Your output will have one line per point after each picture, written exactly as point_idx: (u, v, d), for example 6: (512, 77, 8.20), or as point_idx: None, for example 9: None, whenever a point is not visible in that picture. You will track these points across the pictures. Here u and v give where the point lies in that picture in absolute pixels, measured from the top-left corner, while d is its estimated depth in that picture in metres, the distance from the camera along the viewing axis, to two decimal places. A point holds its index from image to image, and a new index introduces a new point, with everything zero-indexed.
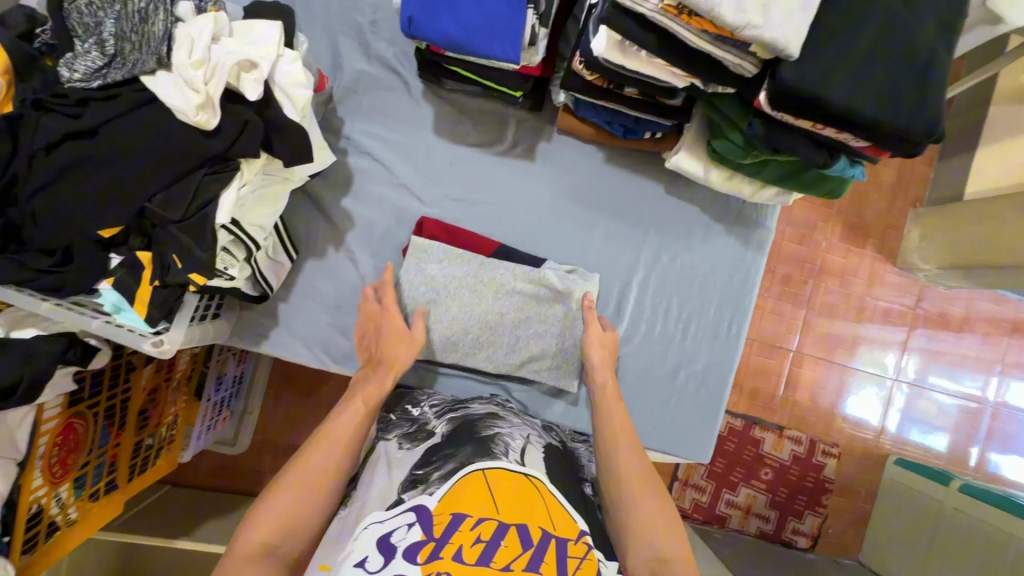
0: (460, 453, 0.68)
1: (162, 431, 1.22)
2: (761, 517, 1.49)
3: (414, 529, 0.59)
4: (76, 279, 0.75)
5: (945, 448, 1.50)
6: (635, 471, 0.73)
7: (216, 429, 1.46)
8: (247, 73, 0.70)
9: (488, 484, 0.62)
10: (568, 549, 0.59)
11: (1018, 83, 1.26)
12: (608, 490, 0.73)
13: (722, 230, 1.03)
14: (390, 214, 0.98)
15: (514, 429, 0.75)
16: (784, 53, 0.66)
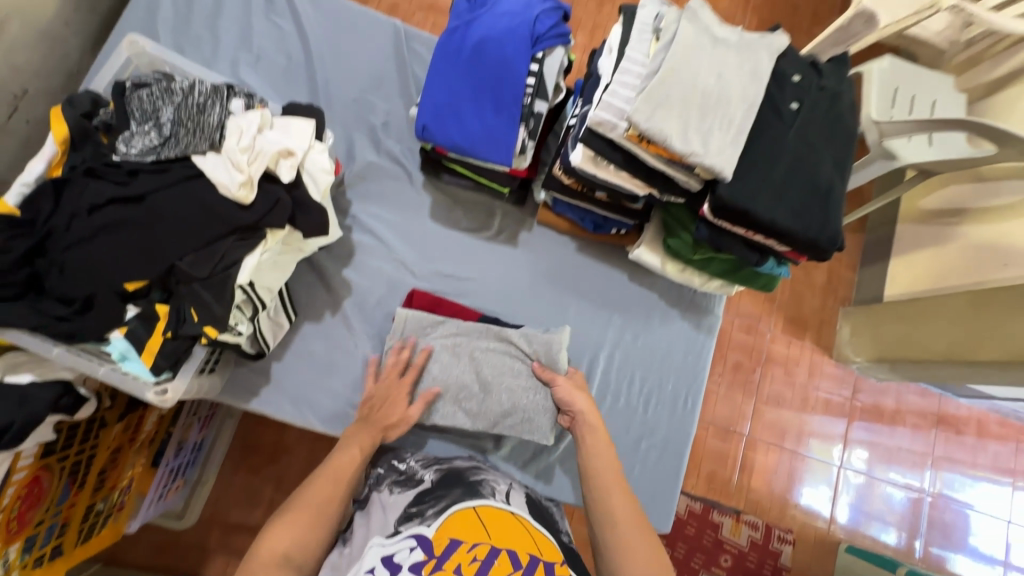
0: (451, 493, 0.79)
1: (115, 496, 1.16)
2: None
3: (416, 551, 0.71)
4: (92, 326, 0.81)
5: (895, 542, 1.60)
6: (625, 515, 0.83)
7: (167, 499, 1.39)
8: (284, 159, 0.83)
9: (479, 517, 0.75)
10: (554, 569, 0.72)
11: (915, 209, 1.53)
12: (602, 532, 0.82)
13: (678, 314, 1.18)
14: (386, 286, 1.08)
15: (499, 478, 0.88)
16: (720, 175, 0.84)
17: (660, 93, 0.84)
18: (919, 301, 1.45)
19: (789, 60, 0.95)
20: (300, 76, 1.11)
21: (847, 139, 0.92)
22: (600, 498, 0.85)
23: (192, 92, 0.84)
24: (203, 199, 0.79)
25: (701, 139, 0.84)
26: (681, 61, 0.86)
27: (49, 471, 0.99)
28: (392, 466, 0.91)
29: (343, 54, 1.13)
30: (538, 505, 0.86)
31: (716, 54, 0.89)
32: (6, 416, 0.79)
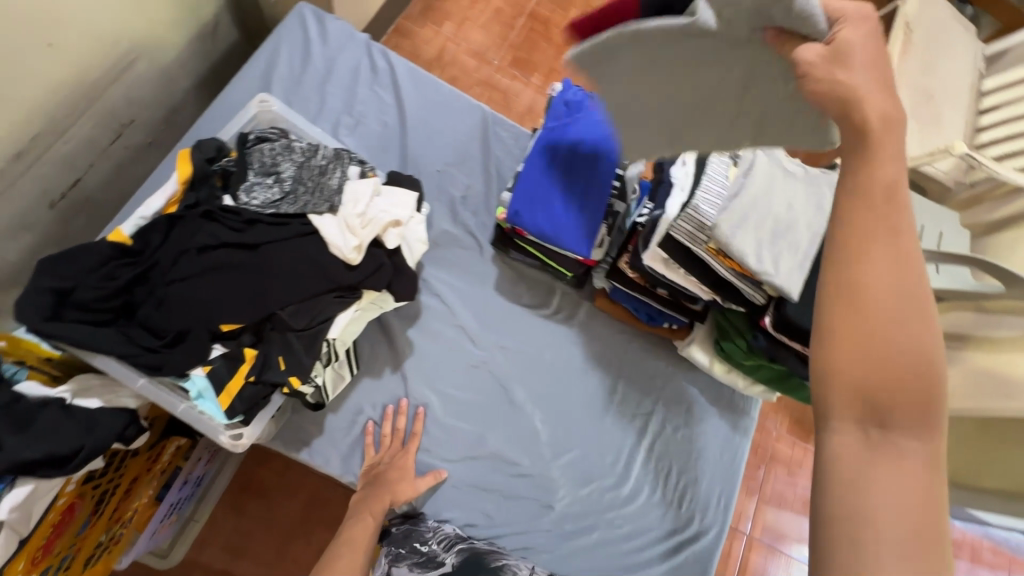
0: None
1: (117, 528, 1.07)
2: None
3: None
4: (180, 361, 0.81)
5: None
6: (887, 297, 0.45)
7: (157, 535, 1.29)
8: (392, 228, 0.89)
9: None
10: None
11: None
12: (840, 316, 0.46)
13: (715, 411, 1.22)
14: (445, 349, 1.11)
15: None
16: (788, 294, 0.92)
17: (739, 214, 0.93)
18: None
19: None
20: (393, 144, 1.20)
21: None
22: (853, 270, 0.46)
23: (313, 155, 0.91)
24: (314, 255, 0.84)
25: (773, 259, 0.92)
26: (756, 187, 0.96)
27: (81, 499, 0.96)
28: (413, 547, 0.96)
29: (433, 129, 1.22)
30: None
31: (786, 183, 0.99)
32: (76, 441, 0.79)
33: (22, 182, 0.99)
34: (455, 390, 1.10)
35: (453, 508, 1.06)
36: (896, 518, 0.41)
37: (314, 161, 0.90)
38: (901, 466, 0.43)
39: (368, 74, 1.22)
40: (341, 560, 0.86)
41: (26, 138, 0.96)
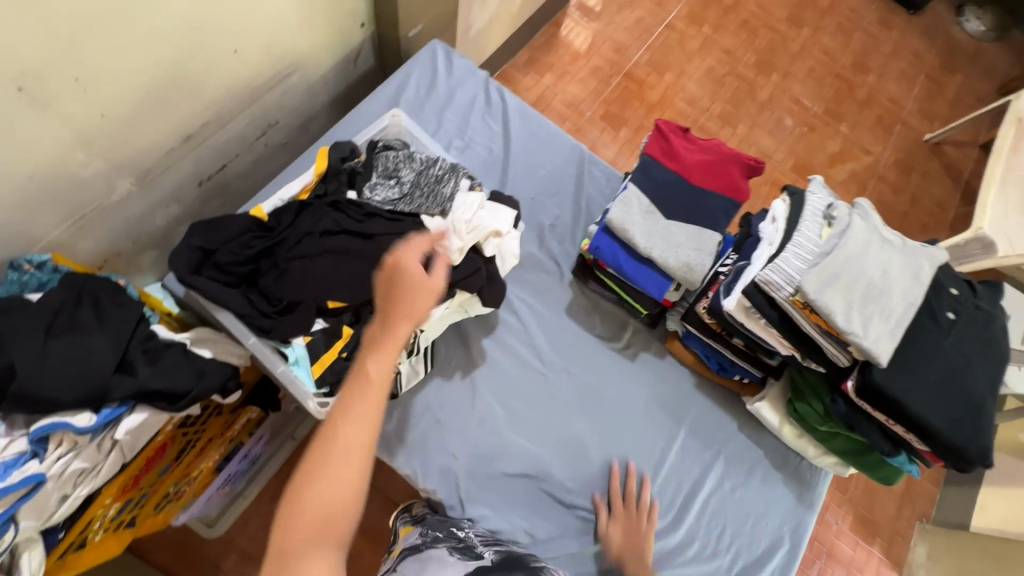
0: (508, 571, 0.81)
1: (185, 479, 1.15)
2: None
3: None
4: (288, 329, 0.91)
5: None
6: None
7: (209, 502, 1.36)
8: (491, 238, 0.96)
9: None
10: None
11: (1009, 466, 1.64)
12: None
13: (780, 478, 1.16)
14: (513, 365, 1.15)
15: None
16: (875, 358, 0.90)
17: (830, 272, 0.93)
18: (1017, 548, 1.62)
19: (945, 273, 1.03)
20: (494, 170, 1.30)
21: (1000, 360, 0.95)
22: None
23: (430, 164, 1.02)
24: None
25: (861, 322, 0.91)
26: (851, 248, 0.96)
27: (172, 442, 1.03)
28: (450, 531, 0.98)
29: (532, 160, 1.32)
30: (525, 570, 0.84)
31: (883, 250, 0.98)
32: (190, 381, 0.88)
33: (185, 160, 1.16)
34: (519, 406, 1.13)
35: (500, 520, 1.06)
36: None
37: (432, 170, 1.01)
38: None
39: (482, 106, 1.34)
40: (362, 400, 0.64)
41: (198, 124, 1.13)
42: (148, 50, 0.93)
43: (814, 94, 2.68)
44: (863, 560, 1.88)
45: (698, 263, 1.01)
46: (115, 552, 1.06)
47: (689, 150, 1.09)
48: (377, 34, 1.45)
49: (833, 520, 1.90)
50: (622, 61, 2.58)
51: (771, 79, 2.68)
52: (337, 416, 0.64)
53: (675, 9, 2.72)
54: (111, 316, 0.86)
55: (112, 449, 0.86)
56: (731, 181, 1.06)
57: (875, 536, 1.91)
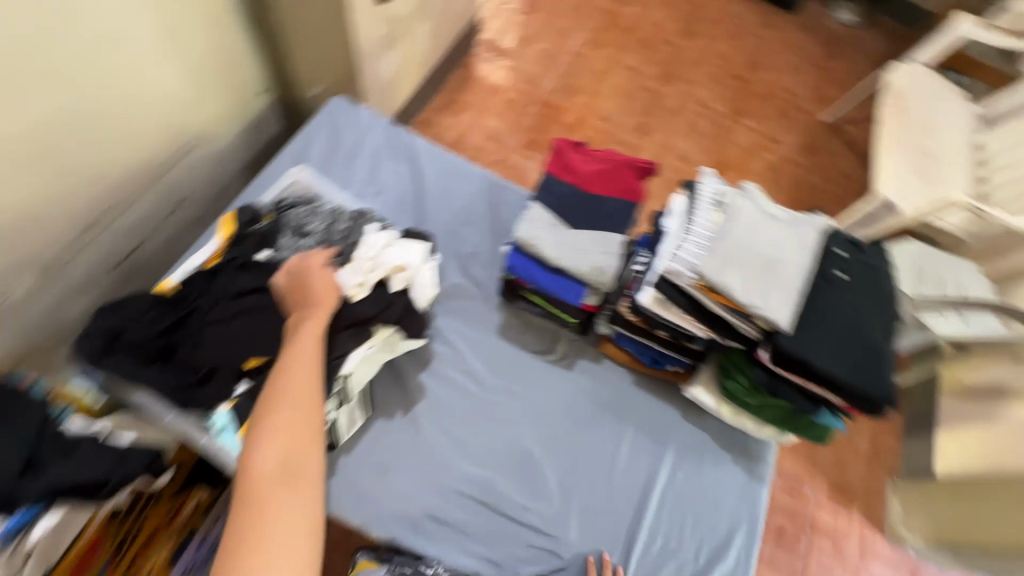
0: None
1: None
2: None
3: None
4: (210, 396, 0.91)
5: None
6: None
7: None
8: (399, 274, 1.00)
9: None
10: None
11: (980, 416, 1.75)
12: None
13: (730, 458, 1.20)
14: (453, 394, 1.16)
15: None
16: (778, 324, 0.95)
17: (723, 252, 0.99)
18: (985, 488, 1.70)
19: (834, 237, 1.10)
20: (410, 209, 1.34)
21: (892, 307, 1.03)
22: None
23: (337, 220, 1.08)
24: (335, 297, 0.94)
25: (760, 294, 0.97)
26: (738, 227, 1.03)
27: (103, 540, 0.98)
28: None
29: (445, 195, 1.36)
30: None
31: (771, 225, 1.05)
32: (105, 471, 0.84)
33: (91, 247, 1.15)
34: (465, 434, 1.13)
35: (462, 554, 1.05)
36: None
37: (341, 221, 1.07)
38: None
39: (389, 150, 1.39)
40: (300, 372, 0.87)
41: (98, 209, 1.13)
42: (30, 143, 0.94)
43: (717, 96, 2.88)
44: (845, 527, 1.92)
45: (605, 265, 1.06)
46: None
47: (584, 161, 1.16)
48: (279, 98, 1.49)
49: (810, 492, 1.95)
50: (535, 90, 2.71)
51: (676, 87, 2.86)
52: (282, 387, 0.86)
53: (577, 37, 2.90)
54: (16, 417, 0.85)
55: (27, 558, 0.82)
56: (624, 184, 1.13)
57: (852, 500, 1.96)
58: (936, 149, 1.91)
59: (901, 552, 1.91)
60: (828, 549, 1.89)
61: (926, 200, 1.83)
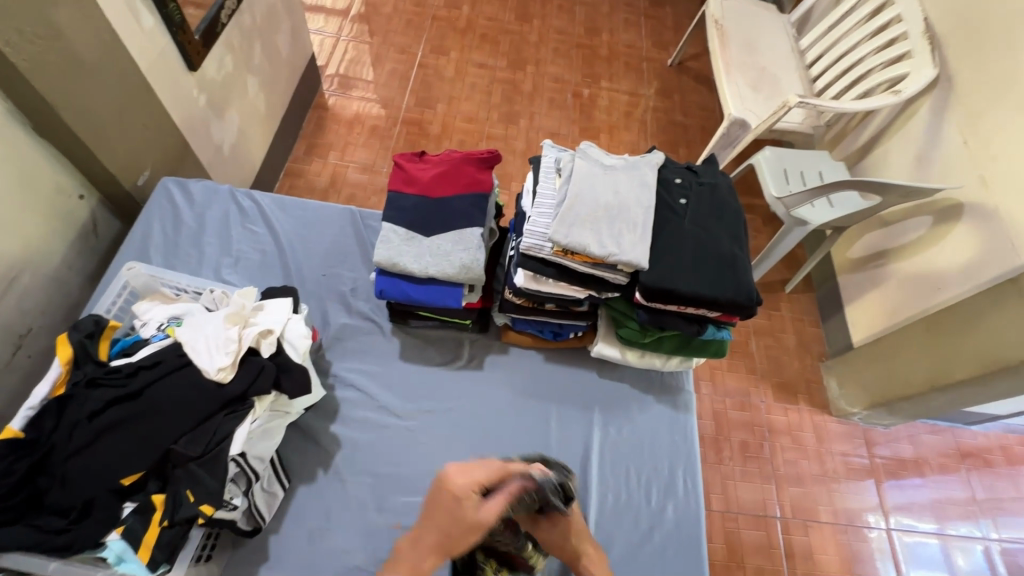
0: None
1: None
2: None
3: None
4: (90, 531, 0.83)
5: None
6: None
7: None
8: (265, 338, 0.95)
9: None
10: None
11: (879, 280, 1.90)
12: None
13: (652, 399, 1.25)
14: (371, 434, 1.14)
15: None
16: (638, 264, 1.00)
17: (570, 213, 1.03)
18: (892, 344, 1.78)
19: (669, 169, 1.17)
20: (276, 267, 1.30)
21: (735, 215, 1.11)
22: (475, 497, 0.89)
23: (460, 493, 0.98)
24: (197, 379, 0.89)
25: (614, 241, 1.01)
26: (578, 186, 1.07)
27: None
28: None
29: (309, 242, 1.33)
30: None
31: (608, 175, 1.10)
32: None
33: None
34: (394, 468, 1.11)
35: None
36: None
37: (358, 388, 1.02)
38: None
39: (237, 216, 1.34)
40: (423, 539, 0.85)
41: None
42: None
43: (567, 68, 2.98)
44: (798, 420, 2.02)
45: (471, 260, 1.07)
46: None
47: (422, 169, 1.17)
48: (105, 197, 1.40)
49: (759, 401, 2.03)
50: (394, 111, 2.69)
51: (528, 71, 2.94)
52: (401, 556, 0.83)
53: (420, 49, 2.90)
54: None
55: None
56: (468, 179, 1.15)
57: (797, 395, 2.07)
58: (759, 61, 2.07)
59: (850, 424, 2.03)
60: (790, 445, 1.97)
61: (766, 108, 1.98)
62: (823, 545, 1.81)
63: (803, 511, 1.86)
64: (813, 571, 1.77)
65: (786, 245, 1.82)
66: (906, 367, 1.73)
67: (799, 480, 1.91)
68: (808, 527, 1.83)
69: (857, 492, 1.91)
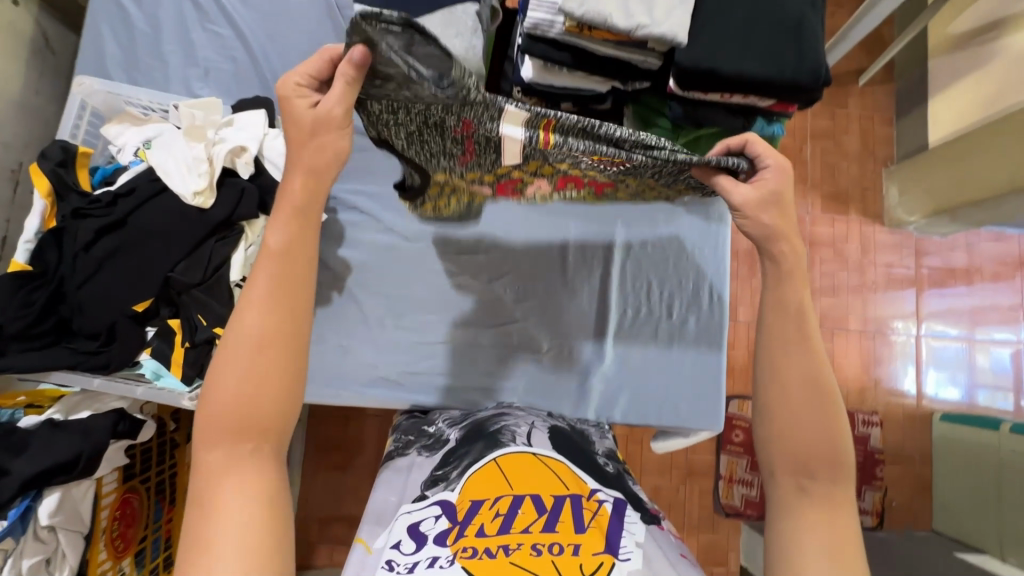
0: (472, 450, 0.71)
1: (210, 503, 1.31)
2: (744, 483, 1.66)
3: (441, 519, 0.62)
4: (122, 352, 0.86)
5: (961, 397, 1.82)
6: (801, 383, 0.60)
7: None
8: (239, 157, 0.85)
9: (500, 470, 0.66)
10: (581, 504, 0.62)
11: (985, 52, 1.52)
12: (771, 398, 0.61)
13: (684, 210, 1.12)
14: (382, 257, 1.10)
15: (520, 419, 0.80)
16: (675, 41, 0.78)
17: None
18: (976, 136, 1.48)
19: None
20: (252, 77, 1.12)
21: None
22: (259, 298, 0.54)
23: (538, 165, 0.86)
24: (180, 207, 0.83)
25: (644, 8, 0.77)
26: None
27: (136, 492, 1.07)
28: (422, 431, 0.86)
29: (283, 45, 1.13)
30: (575, 432, 0.84)
31: None
32: (74, 448, 0.88)
33: None
34: (409, 290, 1.09)
35: (450, 398, 1.05)
36: (796, 441, 0.59)
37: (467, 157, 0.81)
38: (825, 497, 0.59)
39: (195, 15, 1.13)
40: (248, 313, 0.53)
41: None
42: None
43: None
44: (845, 231, 1.87)
45: (466, 49, 0.86)
46: None
47: None
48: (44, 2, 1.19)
49: (804, 213, 1.87)
50: None
51: None
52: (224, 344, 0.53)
53: None
54: None
55: (55, 533, 0.89)
56: None
57: (848, 205, 1.88)
58: None
59: (902, 234, 1.87)
60: (830, 258, 1.86)
61: None
62: (846, 351, 1.83)
63: (832, 321, 1.84)
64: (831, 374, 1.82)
65: (874, 19, 1.42)
66: (986, 166, 1.46)
67: (834, 291, 1.85)
68: (834, 335, 1.83)
69: (893, 301, 1.85)
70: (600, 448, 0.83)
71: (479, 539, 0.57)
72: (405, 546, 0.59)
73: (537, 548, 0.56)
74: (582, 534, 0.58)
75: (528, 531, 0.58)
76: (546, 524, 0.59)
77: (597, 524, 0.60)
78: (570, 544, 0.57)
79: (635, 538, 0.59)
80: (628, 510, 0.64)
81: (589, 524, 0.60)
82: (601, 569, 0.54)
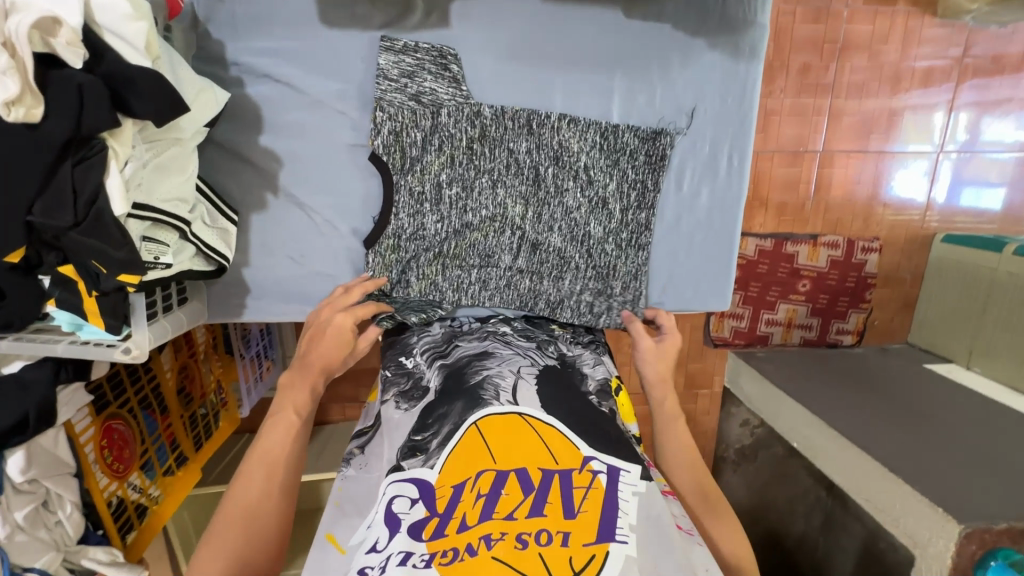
0: (453, 411, 0.63)
1: (210, 399, 1.29)
2: (735, 318, 1.67)
3: (417, 505, 0.56)
4: (20, 308, 0.70)
5: (999, 206, 1.65)
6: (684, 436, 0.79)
7: (267, 379, 1.50)
8: (54, 35, 0.56)
9: (481, 436, 0.60)
10: (572, 481, 0.56)
11: None
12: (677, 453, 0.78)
13: (704, 44, 0.87)
14: (317, 140, 0.86)
15: (503, 365, 0.70)
16: None
17: None
18: None
19: None
20: None
21: None
22: (267, 448, 0.69)
23: (505, 112, 0.84)
24: None
25: None
26: None
27: (120, 417, 1.02)
28: (397, 366, 0.75)
29: None
30: (564, 368, 0.73)
31: None
32: (18, 408, 0.80)
33: None
34: (360, 183, 0.88)
35: None
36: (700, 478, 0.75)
37: (482, 119, 0.84)
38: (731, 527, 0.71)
39: None
40: (257, 469, 0.67)
41: None
42: None
43: None
44: (887, 27, 1.51)
45: None
46: (198, 478, 1.21)
47: None
48: None
49: (841, 6, 1.48)
50: None
51: None
52: (237, 484, 0.66)
53: None
54: None
55: (40, 482, 0.87)
56: None
57: None
58: None
59: (955, 25, 1.52)
60: (864, 65, 1.53)
61: None
62: (859, 173, 1.60)
63: (852, 139, 1.57)
64: (842, 202, 1.62)
65: None
66: None
67: (860, 101, 1.55)
68: (850, 157, 1.59)
69: (924, 108, 1.56)
70: (592, 383, 0.72)
71: (461, 536, 0.52)
72: (380, 541, 0.53)
73: (522, 540, 0.51)
74: (572, 520, 0.53)
75: (513, 517, 0.53)
76: (532, 507, 0.53)
77: (589, 506, 0.54)
78: (559, 532, 0.52)
79: (629, 519, 0.54)
80: (622, 480, 0.57)
81: (581, 507, 0.54)
82: (592, 562, 0.50)
